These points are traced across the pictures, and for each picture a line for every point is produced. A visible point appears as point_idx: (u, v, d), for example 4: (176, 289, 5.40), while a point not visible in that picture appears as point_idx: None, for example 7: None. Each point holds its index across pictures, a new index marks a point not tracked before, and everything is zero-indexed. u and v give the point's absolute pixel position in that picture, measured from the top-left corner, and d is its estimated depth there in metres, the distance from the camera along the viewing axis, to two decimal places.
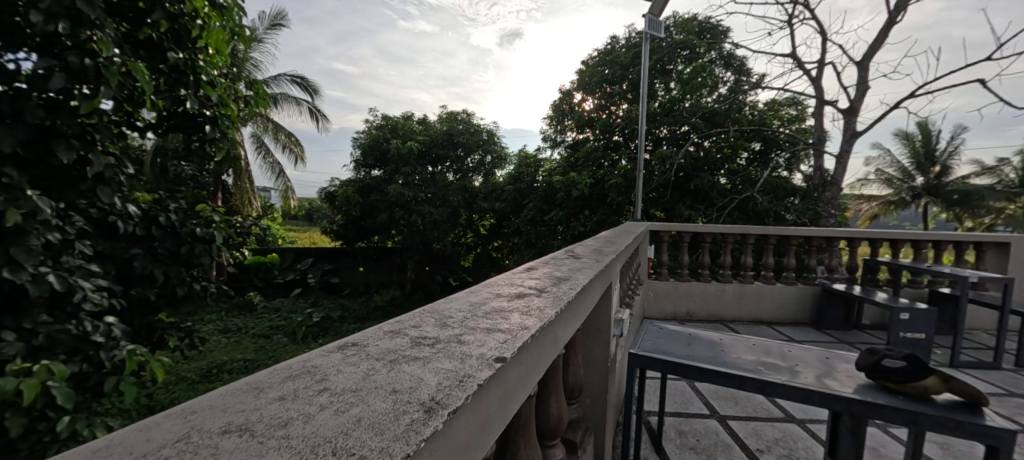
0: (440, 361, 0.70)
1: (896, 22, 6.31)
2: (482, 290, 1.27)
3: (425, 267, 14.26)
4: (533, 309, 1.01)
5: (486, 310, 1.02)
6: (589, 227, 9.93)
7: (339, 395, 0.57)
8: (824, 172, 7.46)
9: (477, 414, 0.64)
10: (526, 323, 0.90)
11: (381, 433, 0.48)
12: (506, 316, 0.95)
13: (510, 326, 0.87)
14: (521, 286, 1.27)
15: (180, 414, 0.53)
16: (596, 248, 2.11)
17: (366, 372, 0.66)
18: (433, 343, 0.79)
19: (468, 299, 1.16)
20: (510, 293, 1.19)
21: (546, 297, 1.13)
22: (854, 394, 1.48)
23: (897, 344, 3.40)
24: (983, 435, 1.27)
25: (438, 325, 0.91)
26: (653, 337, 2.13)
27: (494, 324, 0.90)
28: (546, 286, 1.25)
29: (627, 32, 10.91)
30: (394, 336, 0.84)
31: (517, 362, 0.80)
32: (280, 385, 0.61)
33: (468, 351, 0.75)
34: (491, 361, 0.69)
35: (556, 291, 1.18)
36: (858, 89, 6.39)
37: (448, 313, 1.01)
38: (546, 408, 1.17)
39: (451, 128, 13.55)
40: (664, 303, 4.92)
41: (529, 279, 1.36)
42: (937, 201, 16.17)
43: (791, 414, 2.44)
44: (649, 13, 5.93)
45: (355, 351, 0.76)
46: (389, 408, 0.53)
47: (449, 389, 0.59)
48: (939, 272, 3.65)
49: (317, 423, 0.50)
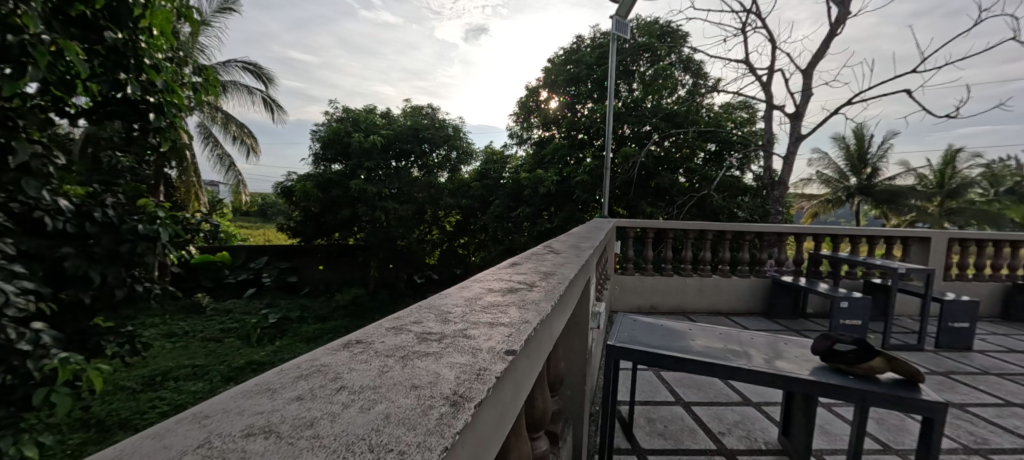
0: (453, 355, 0.69)
1: (836, 34, 6.81)
2: (470, 286, 1.27)
3: (388, 265, 13.98)
4: (529, 302, 1.02)
5: (482, 305, 1.02)
6: (556, 224, 10.08)
7: (360, 392, 0.56)
8: (772, 173, 7.95)
9: (499, 398, 0.66)
10: (526, 317, 0.90)
11: (413, 428, 0.47)
12: (504, 311, 0.95)
13: (511, 320, 0.88)
14: (510, 280, 1.27)
15: (192, 419, 0.50)
16: (574, 243, 2.13)
17: (380, 368, 0.64)
18: (440, 338, 0.78)
19: (458, 294, 1.15)
20: (501, 288, 1.19)
21: (538, 290, 1.14)
22: (810, 376, 1.60)
23: (837, 330, 3.70)
24: (920, 408, 1.42)
25: (439, 321, 0.90)
26: (627, 329, 2.19)
27: (495, 317, 0.90)
28: (535, 280, 1.26)
29: (592, 32, 11.17)
30: (398, 332, 0.83)
31: (521, 356, 0.79)
32: (294, 385, 0.59)
33: (476, 345, 0.75)
34: (502, 354, 0.69)
35: (547, 285, 1.20)
36: (804, 94, 6.85)
37: (445, 309, 1.00)
38: (533, 401, 1.18)
39: (416, 123, 13.36)
40: (630, 296, 5.06)
41: (516, 275, 1.36)
42: (867, 200, 17.76)
43: (748, 398, 2.60)
44: (616, 15, 6.06)
45: (361, 348, 0.74)
46: (414, 404, 0.53)
47: (469, 382, 0.58)
48: (874, 264, 3.97)
49: (344, 422, 0.48)
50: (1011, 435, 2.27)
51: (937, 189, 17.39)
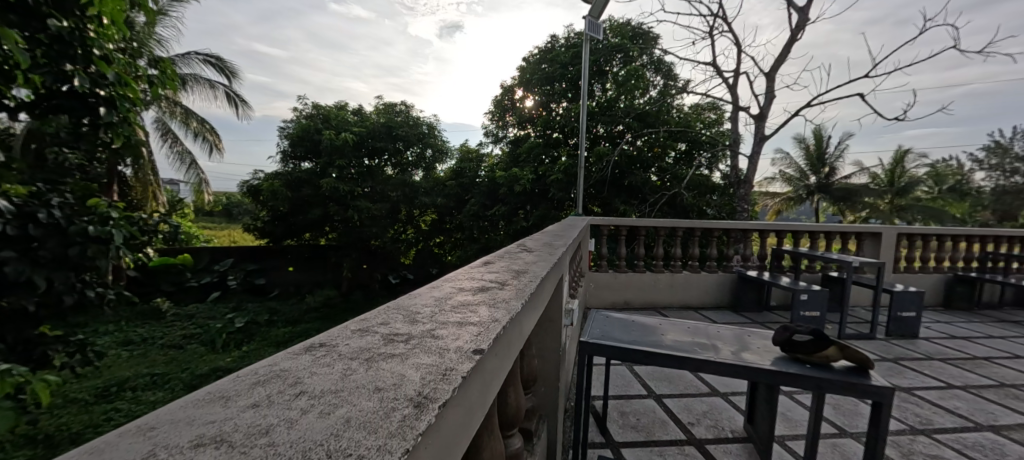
0: (419, 356, 0.70)
1: (797, 39, 7.10)
2: (441, 285, 1.28)
3: (362, 265, 13.77)
4: (500, 301, 1.04)
5: (452, 304, 1.03)
6: (531, 222, 10.14)
7: (319, 397, 0.57)
8: (738, 172, 8.24)
9: (466, 398, 0.67)
10: (495, 316, 0.92)
11: (373, 430, 0.48)
12: (474, 310, 0.97)
13: (480, 319, 0.90)
14: (481, 280, 1.29)
15: (137, 432, 0.49)
16: (547, 241, 2.16)
17: (342, 372, 0.65)
18: (407, 339, 0.79)
19: (428, 295, 1.16)
20: (472, 287, 1.20)
21: (510, 289, 1.16)
22: (771, 366, 1.68)
23: (797, 321, 3.89)
24: (869, 393, 1.52)
25: (407, 321, 0.90)
26: (599, 325, 2.24)
27: (464, 317, 0.92)
28: (506, 279, 1.28)
29: (566, 32, 11.25)
30: (364, 334, 0.83)
31: (490, 355, 0.81)
32: (250, 392, 0.59)
33: (444, 345, 0.76)
34: (469, 353, 0.71)
35: (518, 284, 1.22)
36: (768, 96, 7.12)
37: (415, 309, 1.00)
38: (507, 399, 1.20)
39: (389, 120, 13.20)
40: (604, 293, 5.14)
41: (488, 274, 1.38)
42: (826, 197, 18.62)
43: (716, 388, 2.71)
44: (589, 16, 6.12)
45: (325, 351, 0.74)
46: (376, 406, 0.54)
47: (434, 383, 0.60)
48: (831, 258, 4.18)
49: (301, 428, 0.49)
50: (953, 416, 2.45)
51: (887, 187, 18.43)
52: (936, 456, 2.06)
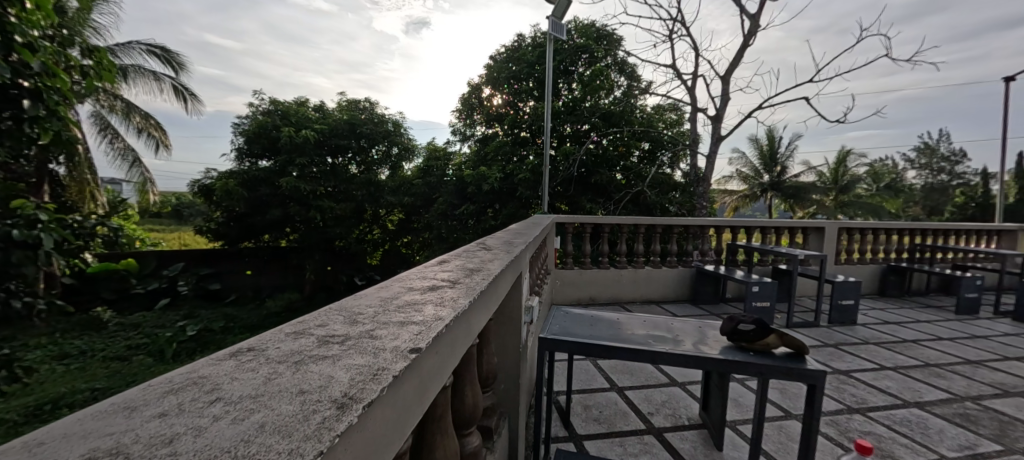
0: (352, 356, 0.72)
1: (749, 44, 7.44)
2: (391, 284, 1.29)
3: (327, 267, 13.47)
4: (447, 299, 1.07)
5: (397, 304, 1.05)
6: (500, 220, 10.18)
7: (236, 403, 0.58)
8: (698, 170, 8.55)
9: (400, 396, 0.70)
10: (440, 314, 0.95)
11: (288, 436, 0.50)
12: (419, 309, 0.99)
13: (424, 318, 0.92)
14: (433, 279, 1.30)
15: (24, 446, 0.49)
16: (507, 240, 2.19)
17: (266, 376, 0.66)
18: (343, 340, 0.81)
19: (376, 294, 1.17)
20: (424, 285, 1.23)
21: (459, 288, 1.19)
22: (719, 355, 1.78)
23: (750, 312, 4.10)
24: (805, 376, 1.64)
25: (346, 322, 0.92)
26: (559, 321, 2.30)
27: (407, 316, 0.94)
28: (458, 277, 1.31)
29: (532, 31, 11.34)
30: (298, 337, 0.83)
31: (432, 353, 0.84)
32: (161, 401, 0.59)
33: (380, 345, 0.77)
34: (405, 352, 0.73)
35: (469, 282, 1.25)
36: (723, 98, 7.43)
37: (357, 310, 1.01)
38: (462, 397, 1.22)
39: (353, 117, 12.92)
40: (570, 290, 5.23)
41: (440, 272, 1.40)
42: (779, 195, 19.61)
43: (674, 379, 2.83)
44: (552, 16, 6.18)
45: (252, 355, 0.74)
46: (295, 410, 0.56)
47: (362, 383, 0.62)
48: (780, 252, 4.43)
49: (209, 436, 0.50)
50: (885, 395, 2.66)
51: (833, 185, 19.61)
52: (867, 432, 2.24)
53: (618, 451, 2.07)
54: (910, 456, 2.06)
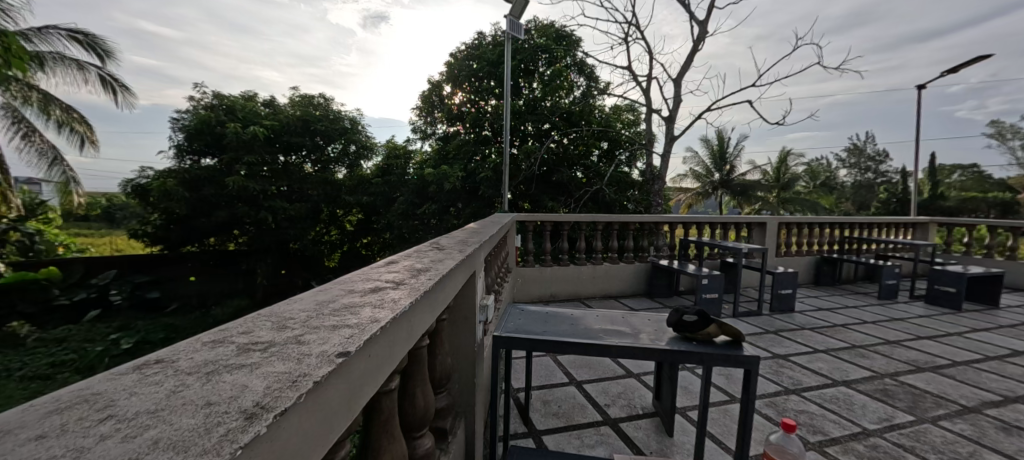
0: (273, 364, 0.71)
1: (699, 49, 7.81)
2: (332, 288, 1.25)
3: (281, 271, 13.44)
4: (387, 301, 1.05)
5: (334, 308, 1.01)
6: (463, 219, 10.11)
7: (130, 420, 0.55)
8: (654, 169, 8.84)
9: (323, 403, 0.68)
10: (376, 316, 0.93)
11: (187, 446, 0.49)
12: (355, 312, 0.97)
13: (358, 321, 0.90)
14: (378, 281, 1.27)
15: None
16: (460, 239, 2.17)
17: (173, 389, 0.63)
18: (266, 348, 0.78)
19: (316, 299, 1.13)
20: (363, 288, 1.19)
21: (403, 288, 1.17)
22: (666, 346, 1.87)
23: (700, 303, 4.31)
24: (743, 363, 1.75)
25: (274, 329, 0.88)
26: (515, 319, 2.32)
27: (341, 320, 0.91)
28: (403, 279, 1.28)
29: (492, 29, 11.35)
30: (216, 346, 0.80)
31: (364, 358, 0.82)
32: (48, 420, 0.55)
33: (306, 351, 0.76)
34: (330, 358, 0.72)
35: (413, 282, 1.23)
36: (676, 100, 7.73)
37: (288, 316, 0.96)
38: (411, 399, 1.22)
39: (307, 113, 12.87)
40: (531, 287, 5.26)
41: (386, 274, 1.37)
42: (729, 192, 20.58)
43: (630, 370, 2.95)
44: (510, 15, 6.17)
45: (159, 368, 0.70)
46: (198, 423, 0.54)
47: (279, 391, 0.62)
48: (727, 246, 4.68)
49: (96, 454, 0.47)
50: (817, 376, 2.88)
51: (776, 183, 20.85)
52: (802, 411, 2.42)
53: (576, 443, 2.13)
54: (837, 429, 2.25)
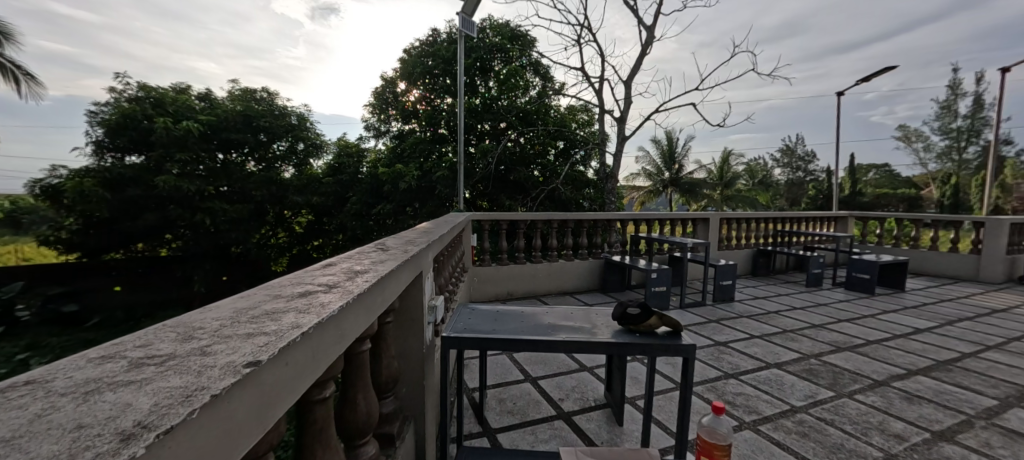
0: (169, 379, 0.56)
1: (647, 53, 8.13)
2: (258, 291, 1.00)
3: (221, 277, 12.91)
4: (315, 305, 0.87)
5: (254, 314, 0.82)
6: (419, 219, 9.94)
7: None
8: (606, 168, 9.06)
9: (224, 424, 0.55)
10: (299, 323, 0.77)
11: None
12: (278, 318, 0.79)
13: (278, 328, 0.74)
14: (310, 284, 1.05)
15: None
16: (408, 240, 2.05)
17: (33, 413, 0.48)
18: (163, 361, 0.62)
19: (232, 304, 0.89)
20: (293, 292, 0.97)
21: (337, 292, 0.97)
22: (610, 339, 1.94)
23: (648, 296, 4.50)
24: (680, 350, 1.85)
25: (178, 340, 0.70)
26: (466, 318, 2.29)
27: (259, 326, 0.74)
28: (339, 281, 1.07)
29: (447, 26, 11.23)
30: (104, 361, 0.62)
31: (287, 365, 0.69)
32: None
33: (209, 363, 0.61)
34: (237, 368, 0.59)
35: (349, 286, 1.03)
36: (626, 101, 8.02)
37: (197, 325, 0.77)
38: (352, 406, 1.20)
39: (247, 108, 12.62)
40: (487, 286, 5.27)
41: (322, 277, 1.14)
42: (677, 190, 21.48)
43: (584, 364, 3.03)
44: (463, 12, 6.11)
45: (25, 388, 0.54)
46: (58, 450, 0.41)
47: (166, 409, 0.48)
48: (675, 241, 4.90)
49: None
50: (748, 358, 3.12)
51: (719, 181, 22.03)
52: (738, 393, 2.59)
53: (530, 439, 2.16)
54: (769, 409, 2.42)
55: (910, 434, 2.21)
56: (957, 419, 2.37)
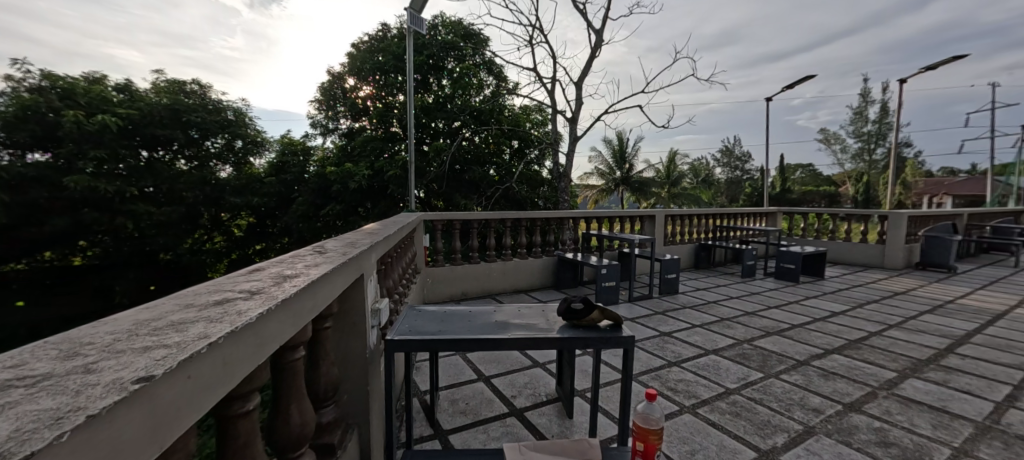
0: (39, 399, 0.50)
1: (597, 56, 8.34)
2: (167, 300, 0.93)
3: (149, 287, 12.20)
4: (229, 314, 0.82)
5: (155, 327, 0.75)
6: (371, 219, 9.64)
7: None
8: (559, 167, 9.22)
9: (106, 447, 0.49)
10: (206, 334, 0.72)
11: None
12: (181, 331, 0.74)
13: (179, 340, 0.69)
14: (231, 291, 0.99)
15: None
16: (349, 242, 1.98)
17: None
18: (36, 382, 0.55)
19: (133, 316, 0.81)
20: (207, 300, 0.91)
21: (257, 299, 0.92)
22: (555, 334, 1.98)
23: (599, 291, 4.62)
24: (621, 342, 1.93)
25: (59, 358, 0.63)
26: (411, 320, 2.24)
27: (159, 339, 0.69)
28: (262, 287, 1.02)
29: (397, 22, 11.03)
30: None
31: (189, 378, 0.64)
32: None
33: (92, 381, 0.55)
34: (124, 385, 0.54)
35: (272, 291, 0.99)
36: (578, 102, 8.20)
37: (87, 341, 0.70)
38: (285, 416, 1.15)
39: (176, 102, 11.97)
40: (441, 286, 5.20)
41: (244, 282, 1.08)
42: (628, 188, 22.22)
43: (536, 361, 3.07)
44: (411, 8, 5.99)
45: None
46: None
47: (29, 432, 0.43)
48: (624, 238, 5.05)
49: None
50: (690, 346, 3.28)
51: (666, 180, 23.04)
52: (680, 379, 2.72)
53: (481, 438, 2.16)
54: (706, 392, 2.57)
55: (825, 407, 2.42)
56: (864, 391, 2.63)
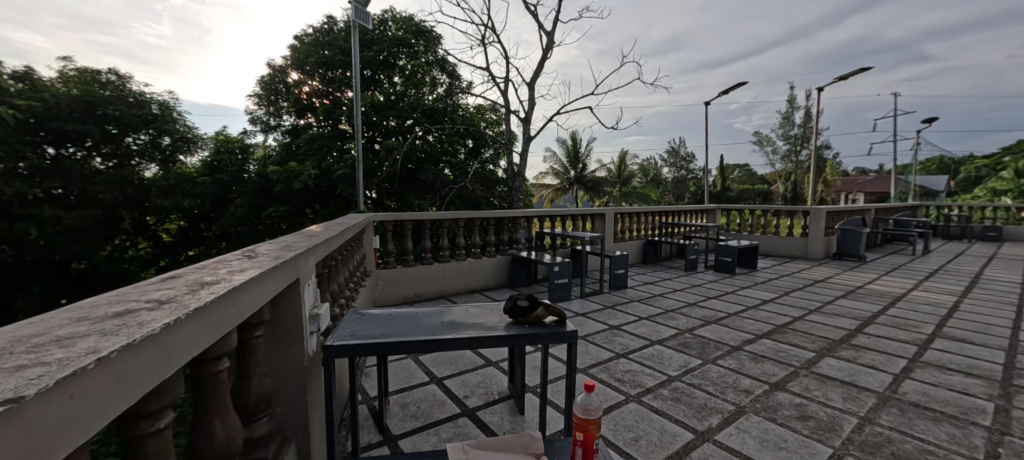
0: None
1: (548, 56, 8.45)
2: (57, 314, 0.84)
3: (62, 300, 11.10)
4: (129, 325, 0.75)
5: (36, 343, 0.68)
6: (319, 221, 9.25)
7: None
8: (513, 166, 9.27)
9: None
10: (96, 348, 0.66)
11: None
12: (68, 345, 0.67)
13: (61, 356, 0.63)
14: (137, 300, 0.91)
15: None
16: (285, 244, 1.88)
17: None
18: None
19: (10, 332, 0.73)
20: (104, 313, 0.83)
21: (165, 308, 0.85)
22: (501, 332, 1.98)
23: (552, 289, 4.68)
24: (566, 337, 1.96)
25: None
26: (354, 324, 2.16)
27: (36, 357, 0.62)
28: (174, 295, 0.95)
29: (344, 15, 10.68)
30: None
31: (74, 394, 0.58)
32: None
33: None
34: None
35: (185, 298, 0.92)
36: (530, 102, 8.28)
37: None
38: (207, 433, 1.08)
39: (88, 94, 11.11)
40: (393, 289, 5.06)
41: (155, 290, 1.00)
42: (582, 188, 22.68)
43: (489, 360, 3.06)
44: (355, 1, 5.81)
45: None
46: None
47: None
48: (575, 236, 5.15)
49: None
50: (639, 339, 3.38)
51: (619, 179, 23.77)
52: (628, 371, 2.80)
53: (433, 441, 2.13)
54: (650, 380, 2.67)
55: (755, 388, 2.58)
56: (788, 371, 2.83)
